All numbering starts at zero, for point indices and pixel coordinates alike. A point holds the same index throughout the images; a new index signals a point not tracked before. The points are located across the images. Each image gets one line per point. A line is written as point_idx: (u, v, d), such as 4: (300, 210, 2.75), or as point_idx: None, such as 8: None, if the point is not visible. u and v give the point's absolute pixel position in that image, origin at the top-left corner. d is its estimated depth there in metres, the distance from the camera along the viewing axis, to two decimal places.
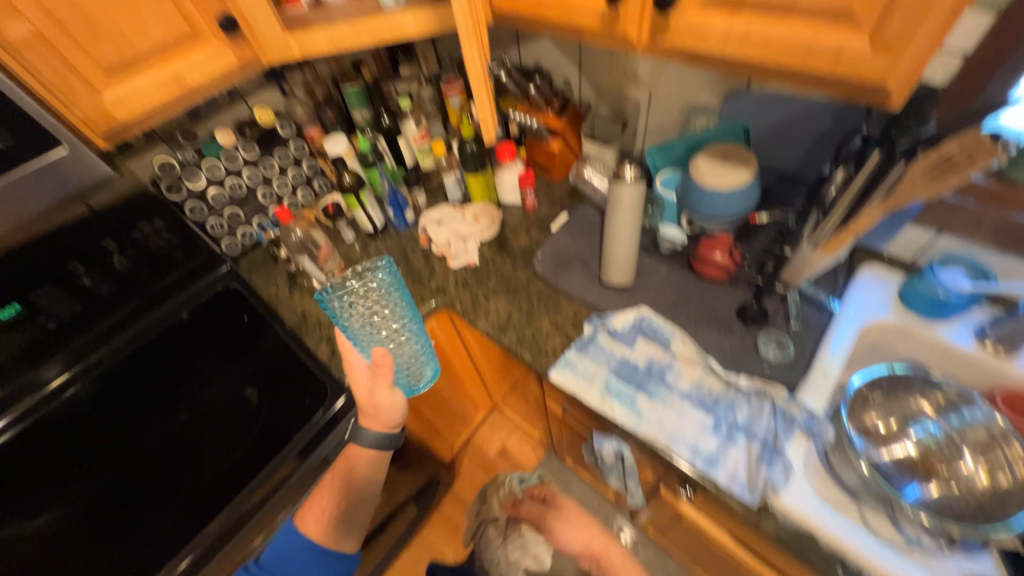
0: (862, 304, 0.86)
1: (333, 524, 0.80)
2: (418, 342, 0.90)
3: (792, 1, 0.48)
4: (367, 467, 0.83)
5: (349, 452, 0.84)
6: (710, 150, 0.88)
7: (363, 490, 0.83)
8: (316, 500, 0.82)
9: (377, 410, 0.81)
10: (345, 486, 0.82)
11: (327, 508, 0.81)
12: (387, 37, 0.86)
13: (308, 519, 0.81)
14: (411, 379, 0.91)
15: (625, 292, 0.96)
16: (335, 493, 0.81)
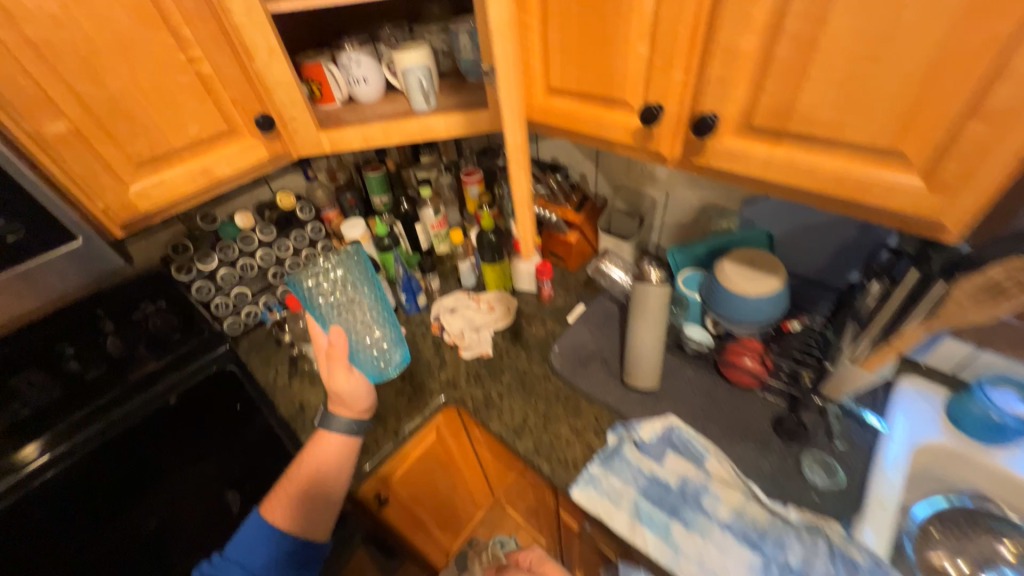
0: (908, 424, 0.80)
1: (299, 508, 0.69)
2: (388, 329, 0.91)
3: (836, 137, 0.49)
4: (334, 452, 0.73)
5: (310, 447, 0.73)
6: (736, 255, 0.87)
7: (324, 500, 0.70)
8: (280, 490, 0.71)
9: (339, 392, 0.74)
10: (309, 479, 0.70)
11: (291, 490, 0.70)
12: (417, 137, 0.88)
13: (274, 510, 0.70)
14: (380, 362, 0.89)
15: (650, 396, 0.90)
16: (299, 485, 0.70)
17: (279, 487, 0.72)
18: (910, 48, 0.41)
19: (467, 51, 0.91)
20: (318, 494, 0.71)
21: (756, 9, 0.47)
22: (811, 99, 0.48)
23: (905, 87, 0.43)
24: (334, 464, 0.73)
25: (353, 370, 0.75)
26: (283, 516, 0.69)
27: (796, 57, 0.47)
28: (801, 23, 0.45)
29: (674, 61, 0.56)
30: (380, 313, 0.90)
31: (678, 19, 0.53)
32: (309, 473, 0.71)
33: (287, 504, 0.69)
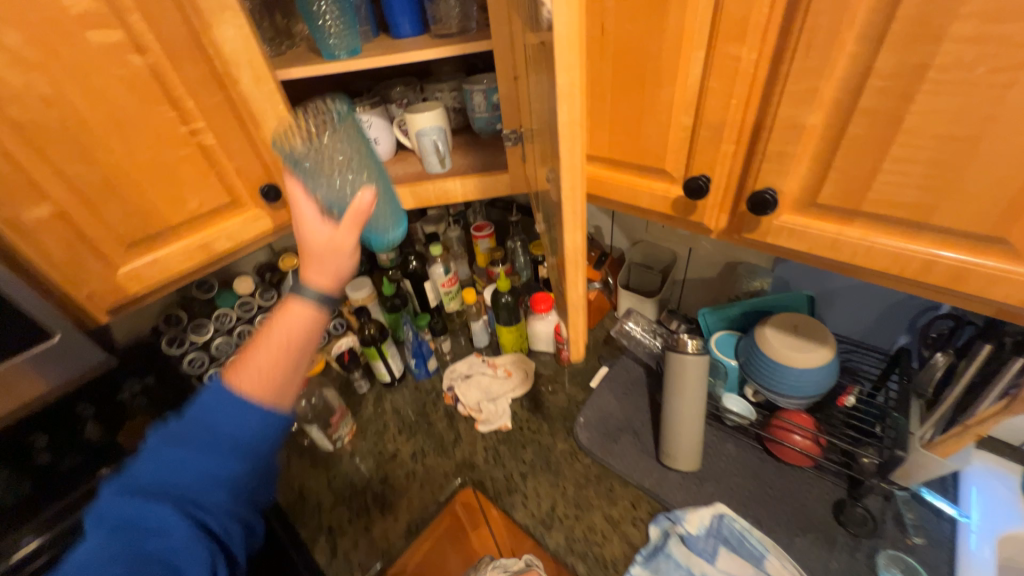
0: (988, 510, 0.71)
1: (277, 378, 0.49)
2: None
3: (922, 220, 0.43)
4: (309, 323, 0.52)
5: (273, 328, 0.51)
6: (778, 321, 0.80)
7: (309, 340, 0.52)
8: (251, 353, 0.49)
9: (335, 253, 0.52)
10: (288, 346, 0.50)
11: (276, 352, 0.49)
12: (432, 201, 0.83)
13: (245, 372, 0.48)
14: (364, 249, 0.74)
15: (691, 476, 0.82)
16: (280, 348, 0.50)
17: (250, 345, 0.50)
18: (1017, 132, 0.36)
19: (482, 111, 0.87)
20: (298, 365, 0.51)
21: (824, 84, 0.42)
22: (891, 179, 0.43)
23: (1013, 171, 0.37)
24: (315, 322, 0.52)
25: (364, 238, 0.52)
26: (273, 387, 0.49)
27: (873, 135, 0.42)
28: (880, 100, 0.40)
29: (723, 133, 0.51)
30: None
31: (730, 91, 0.48)
32: (293, 343, 0.51)
33: (268, 373, 0.49)
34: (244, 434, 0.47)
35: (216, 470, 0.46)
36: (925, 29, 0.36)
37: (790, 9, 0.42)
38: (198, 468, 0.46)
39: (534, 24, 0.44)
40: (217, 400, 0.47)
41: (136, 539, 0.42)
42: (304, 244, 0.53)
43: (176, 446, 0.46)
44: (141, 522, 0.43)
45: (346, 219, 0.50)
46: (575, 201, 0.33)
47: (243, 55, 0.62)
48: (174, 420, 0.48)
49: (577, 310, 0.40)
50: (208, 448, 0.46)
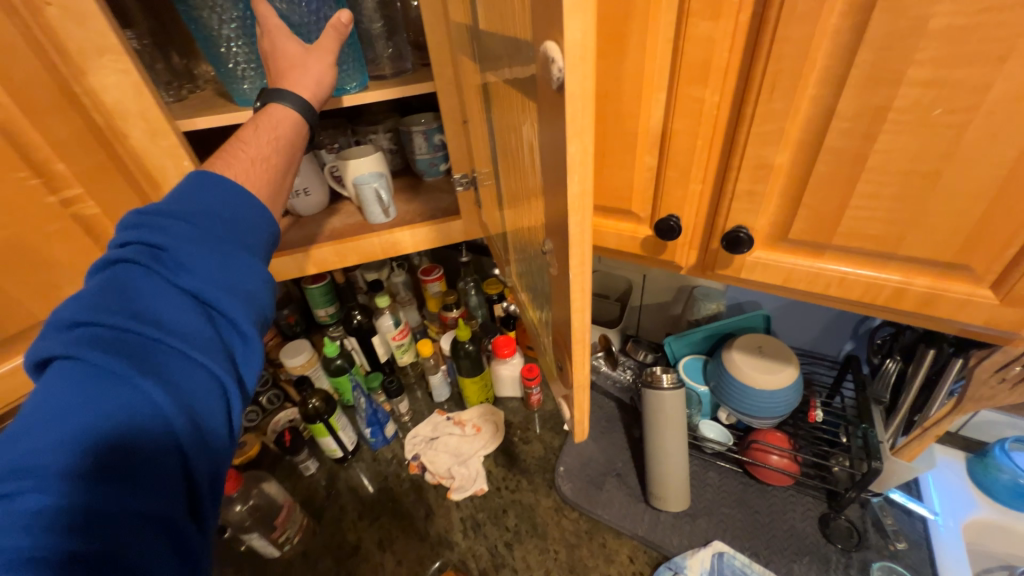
0: (948, 501, 0.76)
1: (269, 172, 0.52)
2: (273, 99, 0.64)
3: (890, 251, 0.44)
4: (292, 120, 0.54)
5: (264, 117, 0.54)
6: (743, 343, 0.82)
7: (292, 155, 0.54)
8: (234, 146, 0.51)
9: (304, 58, 0.55)
10: (277, 133, 0.53)
11: (254, 156, 0.51)
12: (379, 254, 0.75)
13: (234, 162, 0.49)
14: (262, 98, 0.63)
15: (682, 514, 0.79)
16: (266, 142, 0.52)
17: (229, 148, 0.51)
18: (973, 169, 0.37)
19: (422, 152, 0.81)
20: (283, 170, 0.53)
21: (789, 126, 0.42)
22: (858, 215, 0.44)
23: (972, 205, 0.39)
24: (296, 134, 0.55)
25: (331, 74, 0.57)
26: (257, 172, 0.50)
27: (839, 173, 0.42)
28: (845, 140, 0.40)
29: (691, 174, 0.50)
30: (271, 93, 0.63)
31: (696, 133, 0.47)
32: (278, 143, 0.53)
33: (255, 166, 0.50)
34: (247, 251, 0.45)
35: (210, 289, 0.41)
36: (884, 73, 0.36)
37: (749, 55, 0.41)
38: (181, 283, 0.40)
39: (493, 70, 0.40)
40: (210, 208, 0.45)
41: (121, 351, 0.35)
42: (275, 64, 0.56)
43: (152, 284, 0.39)
44: (123, 357, 0.35)
45: (325, 35, 0.56)
46: (585, 272, 0.28)
47: (133, 104, 0.52)
48: (139, 245, 0.40)
49: (583, 388, 0.36)
50: (199, 273, 0.41)
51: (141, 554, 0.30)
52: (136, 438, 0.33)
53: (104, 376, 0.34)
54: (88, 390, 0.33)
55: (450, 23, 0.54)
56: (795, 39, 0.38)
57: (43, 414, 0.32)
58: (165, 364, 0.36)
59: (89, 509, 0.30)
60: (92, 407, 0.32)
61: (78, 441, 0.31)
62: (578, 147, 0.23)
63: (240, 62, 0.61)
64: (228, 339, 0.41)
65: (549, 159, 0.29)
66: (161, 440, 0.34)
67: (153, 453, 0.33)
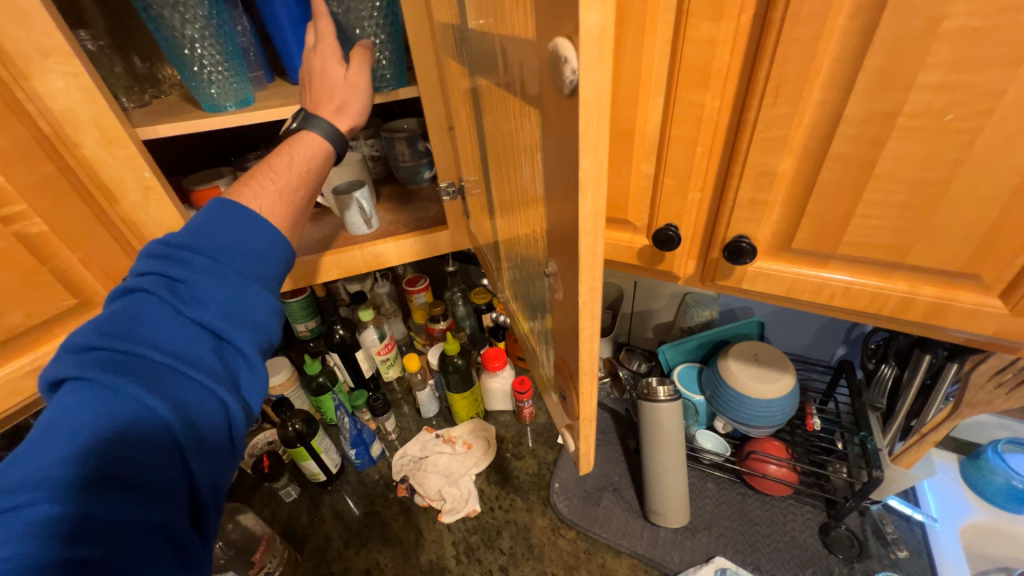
0: (944, 506, 0.76)
1: (292, 204, 0.51)
2: (236, 84, 0.58)
3: (897, 260, 0.43)
4: (319, 151, 0.53)
5: (292, 143, 0.53)
6: (739, 352, 0.80)
7: (317, 184, 0.54)
8: (263, 175, 0.50)
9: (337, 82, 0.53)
10: (302, 163, 0.52)
11: (282, 187, 0.51)
12: (362, 266, 0.71)
13: (255, 195, 0.49)
14: (216, 88, 0.57)
15: (682, 529, 0.77)
16: (292, 172, 0.51)
17: (253, 175, 0.51)
18: (985, 176, 0.36)
19: (405, 159, 0.77)
20: (306, 199, 0.53)
21: (794, 132, 0.40)
22: (865, 224, 0.42)
23: (982, 213, 0.37)
24: (324, 163, 0.54)
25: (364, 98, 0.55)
26: (283, 207, 0.51)
27: (845, 181, 0.41)
28: (852, 147, 0.39)
29: (690, 182, 0.48)
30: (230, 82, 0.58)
31: (695, 140, 0.45)
32: (308, 175, 0.53)
33: (280, 199, 0.50)
34: (257, 279, 0.47)
35: (219, 317, 0.43)
36: (894, 77, 0.35)
37: (751, 58, 0.39)
38: (192, 310, 0.42)
39: (483, 74, 0.37)
40: (220, 235, 0.46)
41: (133, 372, 0.38)
42: (315, 87, 0.54)
43: (164, 312, 0.42)
44: (136, 377, 0.37)
45: (357, 56, 0.54)
46: (596, 291, 0.26)
47: (84, 111, 0.48)
48: (156, 275, 0.43)
49: (588, 418, 0.33)
50: (210, 301, 0.43)
51: (139, 562, 0.33)
52: (143, 454, 0.35)
53: (115, 395, 0.36)
54: (98, 409, 0.35)
55: (434, 25, 0.51)
56: (801, 41, 0.36)
57: (55, 429, 0.34)
58: (172, 386, 0.39)
59: (92, 517, 0.32)
60: (104, 425, 0.35)
61: (89, 455, 0.34)
62: (592, 161, 0.21)
63: (207, 64, 0.56)
64: (233, 363, 0.44)
65: (553, 173, 0.26)
66: (164, 457, 0.37)
67: (155, 468, 0.36)
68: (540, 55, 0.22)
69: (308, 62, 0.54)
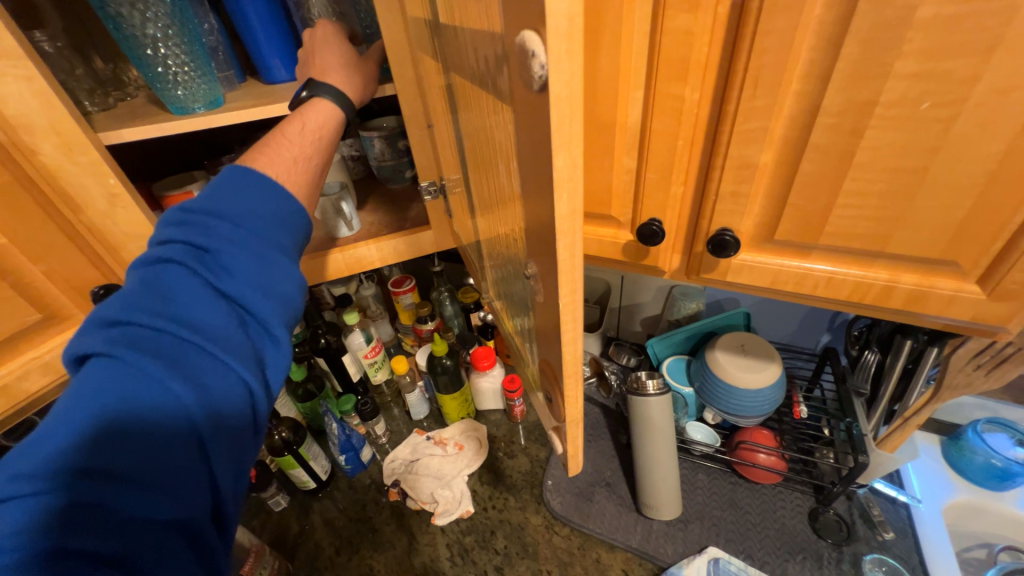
0: (928, 486, 0.77)
1: (308, 171, 0.50)
2: (203, 86, 0.56)
3: (878, 249, 0.43)
4: (330, 116, 0.52)
5: (304, 109, 0.51)
6: (726, 342, 0.80)
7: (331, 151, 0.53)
8: (278, 141, 0.49)
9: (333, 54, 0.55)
10: (316, 129, 0.51)
11: (297, 155, 0.50)
12: (344, 269, 0.70)
13: (274, 161, 0.48)
14: (182, 90, 0.55)
15: (675, 521, 0.78)
16: (307, 138, 0.51)
17: (267, 140, 0.49)
18: (961, 164, 0.36)
19: (385, 159, 0.76)
20: (320, 169, 0.52)
21: (773, 124, 0.40)
22: (845, 214, 0.42)
23: (958, 200, 0.38)
24: (333, 134, 0.53)
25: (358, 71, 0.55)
26: (299, 172, 0.49)
27: (825, 171, 0.41)
28: (831, 137, 0.39)
29: (672, 175, 0.47)
30: (197, 83, 0.55)
31: (676, 133, 0.45)
32: (319, 145, 0.52)
33: (297, 166, 0.49)
34: (280, 255, 0.45)
35: (244, 295, 0.41)
36: (871, 66, 0.34)
37: (728, 50, 0.39)
38: (217, 287, 0.41)
39: (458, 69, 0.36)
40: (244, 207, 0.44)
41: (156, 352, 0.36)
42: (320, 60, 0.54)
43: (188, 286, 0.40)
44: (160, 358, 0.36)
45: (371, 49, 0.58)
46: (576, 290, 0.25)
47: (39, 116, 0.45)
48: (182, 246, 0.41)
49: (575, 421, 0.33)
50: (235, 278, 0.42)
51: (158, 555, 0.32)
52: (166, 440, 0.34)
53: (140, 377, 0.35)
54: (122, 391, 0.34)
55: (408, 20, 0.50)
56: (779, 31, 0.35)
57: (80, 410, 0.33)
58: (197, 368, 0.37)
59: (111, 508, 0.31)
60: (129, 408, 0.34)
61: (115, 441, 0.32)
62: (566, 160, 0.20)
63: (173, 64, 0.54)
64: (258, 343, 0.42)
65: (529, 173, 0.26)
66: (188, 444, 0.35)
67: (176, 457, 0.34)
68: (509, 50, 0.21)
69: (311, 39, 0.55)
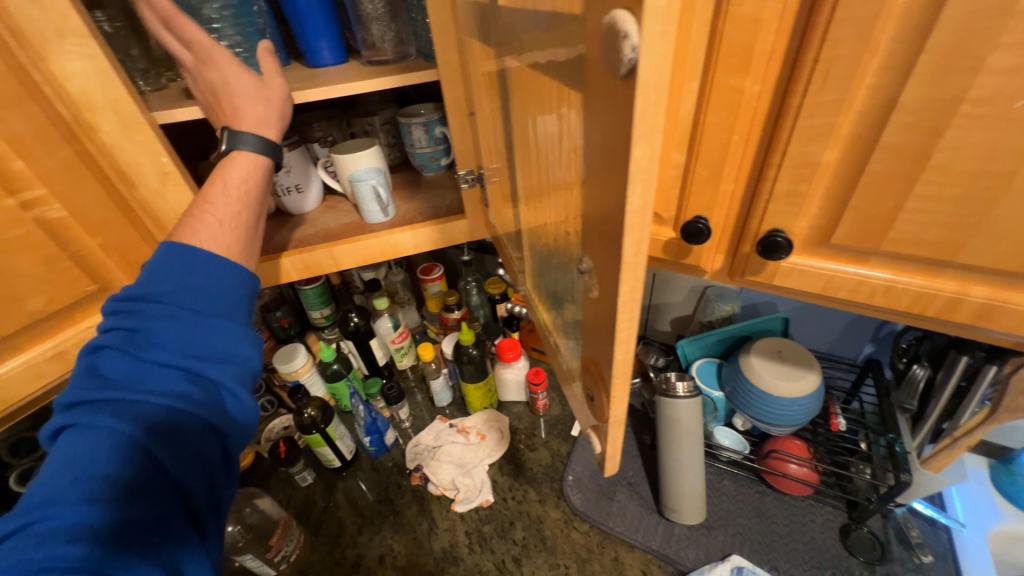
0: (974, 511, 0.73)
1: (238, 230, 0.51)
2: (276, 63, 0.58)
3: (947, 259, 0.40)
4: (249, 172, 0.53)
5: (226, 172, 0.52)
6: (762, 348, 0.78)
7: (260, 204, 0.54)
8: (199, 209, 0.49)
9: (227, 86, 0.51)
10: (239, 186, 0.52)
11: (222, 218, 0.50)
12: (378, 255, 0.71)
13: (200, 229, 0.48)
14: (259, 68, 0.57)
15: (697, 526, 0.76)
16: (229, 199, 0.51)
17: (193, 206, 0.50)
18: None
19: (422, 146, 0.75)
20: (253, 221, 0.53)
21: (842, 120, 0.38)
22: (915, 219, 0.39)
23: None
24: (258, 180, 0.54)
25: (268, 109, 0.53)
26: (226, 235, 0.50)
27: (896, 172, 0.38)
28: (907, 136, 0.36)
29: (723, 172, 0.45)
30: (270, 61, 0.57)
31: (732, 127, 0.42)
32: (246, 195, 0.53)
33: (222, 228, 0.50)
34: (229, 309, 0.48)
35: (188, 349, 0.44)
36: (960, 59, 0.32)
37: (797, 40, 0.37)
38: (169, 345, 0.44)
39: (512, 54, 0.35)
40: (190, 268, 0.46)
41: (116, 410, 0.40)
42: (227, 104, 0.52)
43: (136, 351, 0.43)
44: (120, 411, 0.40)
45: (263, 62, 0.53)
46: (638, 287, 0.24)
47: (100, 94, 0.47)
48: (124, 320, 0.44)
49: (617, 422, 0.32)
50: (178, 334, 0.44)
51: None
52: (134, 482, 0.37)
53: (102, 433, 0.39)
54: (82, 454, 0.37)
55: (456, 4, 0.49)
56: (857, 19, 0.33)
57: (51, 470, 0.37)
58: (145, 422, 0.40)
59: (98, 543, 0.34)
60: (94, 458, 0.37)
61: (81, 489, 0.36)
62: (646, 150, 0.19)
63: (239, 50, 0.57)
64: (214, 391, 0.45)
65: (594, 165, 0.25)
66: (156, 480, 0.39)
67: (145, 487, 0.38)
68: (590, 30, 0.20)
69: (205, 80, 0.51)
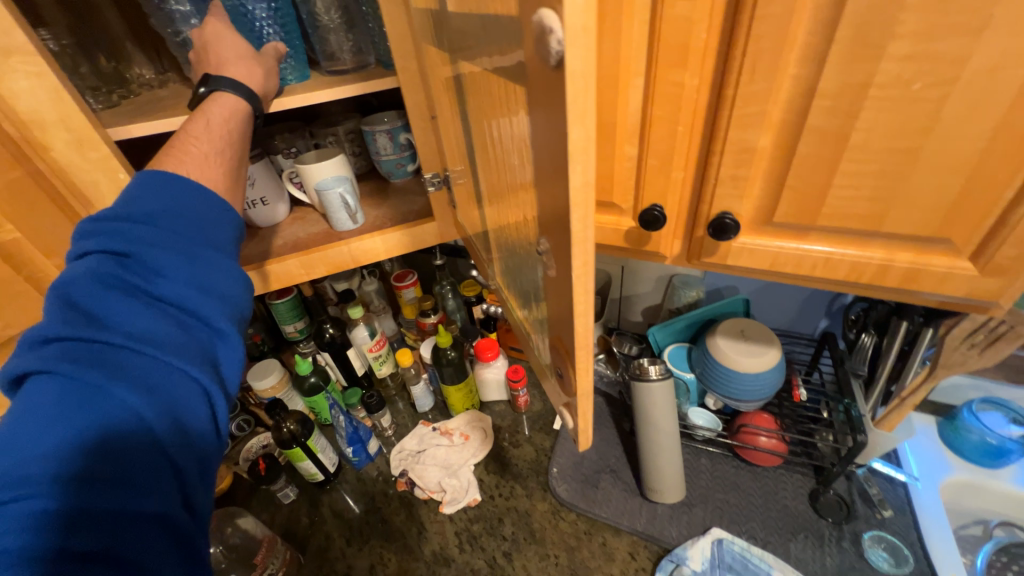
0: (926, 465, 0.79)
1: (221, 166, 0.50)
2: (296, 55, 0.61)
3: (874, 230, 0.44)
4: (231, 116, 0.52)
5: (210, 109, 0.52)
6: (726, 328, 0.82)
7: (242, 153, 0.53)
8: (184, 141, 0.49)
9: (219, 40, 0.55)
10: (223, 125, 0.51)
11: (207, 151, 0.49)
12: (350, 262, 0.71)
13: (185, 157, 0.48)
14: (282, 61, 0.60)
15: (679, 504, 0.79)
16: (215, 135, 0.50)
17: (179, 136, 0.49)
18: (952, 142, 0.37)
19: (388, 153, 0.76)
20: (238, 161, 0.52)
21: (771, 107, 0.41)
22: (842, 195, 0.43)
23: (951, 179, 0.39)
24: (243, 123, 0.53)
25: (254, 62, 0.55)
26: (211, 167, 0.49)
27: (822, 153, 0.42)
28: (827, 119, 0.40)
29: (673, 161, 0.49)
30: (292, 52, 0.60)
31: (676, 119, 0.46)
32: (230, 135, 0.52)
33: (208, 161, 0.49)
34: (214, 249, 0.46)
35: (181, 294, 0.41)
36: (864, 49, 0.36)
37: (726, 36, 0.40)
38: (148, 290, 0.40)
39: (466, 58, 0.37)
40: (173, 207, 0.44)
41: (96, 361, 0.35)
42: (216, 57, 0.54)
43: (117, 293, 0.39)
44: (99, 365, 0.35)
45: (268, 55, 0.57)
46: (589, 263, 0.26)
47: (50, 112, 0.46)
48: (101, 255, 0.40)
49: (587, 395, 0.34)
50: (169, 278, 0.41)
51: (141, 548, 0.31)
52: (119, 445, 0.33)
53: (81, 388, 0.34)
54: (60, 409, 0.33)
55: (411, 14, 0.51)
56: (774, 16, 0.37)
57: (23, 427, 0.32)
58: (142, 371, 0.37)
59: (96, 508, 0.31)
60: (75, 417, 0.33)
61: (59, 455, 0.31)
62: (582, 131, 0.22)
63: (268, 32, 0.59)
64: (207, 341, 0.42)
65: (543, 155, 0.27)
66: (144, 449, 0.34)
67: (135, 455, 0.34)
68: (528, 29, 0.22)
69: (201, 36, 0.55)
